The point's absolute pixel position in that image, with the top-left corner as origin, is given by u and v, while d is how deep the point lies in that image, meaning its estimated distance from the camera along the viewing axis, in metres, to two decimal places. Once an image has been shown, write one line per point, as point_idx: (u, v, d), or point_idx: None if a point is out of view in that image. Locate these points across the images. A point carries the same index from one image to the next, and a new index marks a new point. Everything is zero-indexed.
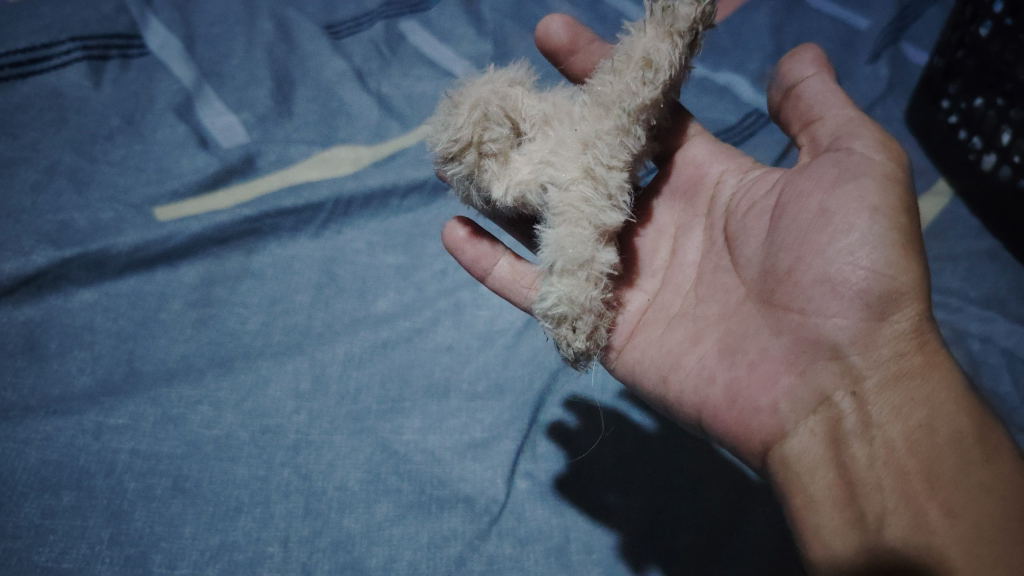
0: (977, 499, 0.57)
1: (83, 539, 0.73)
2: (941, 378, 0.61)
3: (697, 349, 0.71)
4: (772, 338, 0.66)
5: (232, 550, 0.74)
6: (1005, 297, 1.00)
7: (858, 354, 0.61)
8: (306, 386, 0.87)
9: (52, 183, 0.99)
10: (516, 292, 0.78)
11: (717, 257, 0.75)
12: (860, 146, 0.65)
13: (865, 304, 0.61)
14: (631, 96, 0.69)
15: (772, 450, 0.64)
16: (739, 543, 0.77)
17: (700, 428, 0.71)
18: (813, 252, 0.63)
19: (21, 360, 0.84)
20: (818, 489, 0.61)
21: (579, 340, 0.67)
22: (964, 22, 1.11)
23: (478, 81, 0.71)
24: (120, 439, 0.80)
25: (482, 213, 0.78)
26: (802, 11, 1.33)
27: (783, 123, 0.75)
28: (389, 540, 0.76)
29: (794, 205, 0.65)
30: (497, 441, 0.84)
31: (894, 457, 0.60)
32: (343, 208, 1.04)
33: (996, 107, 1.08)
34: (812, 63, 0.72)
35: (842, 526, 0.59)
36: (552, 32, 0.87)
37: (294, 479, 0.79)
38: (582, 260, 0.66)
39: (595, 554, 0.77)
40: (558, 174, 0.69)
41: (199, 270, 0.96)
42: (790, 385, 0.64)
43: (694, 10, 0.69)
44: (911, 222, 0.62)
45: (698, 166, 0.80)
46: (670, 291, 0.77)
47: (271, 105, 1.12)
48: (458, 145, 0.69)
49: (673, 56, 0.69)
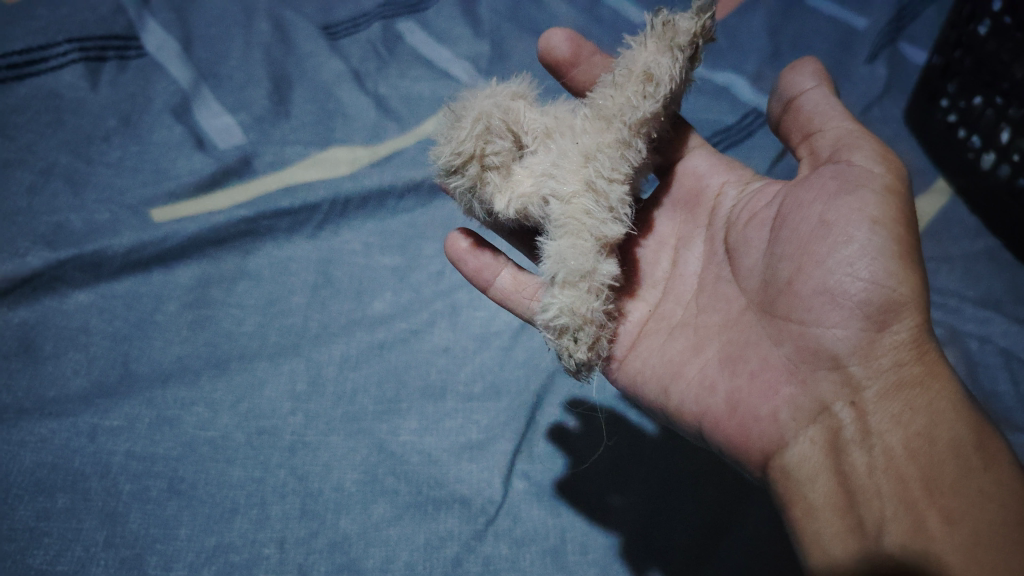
0: (977, 505, 0.56)
1: (77, 541, 0.73)
2: (941, 387, 0.61)
3: (699, 358, 0.72)
4: (773, 347, 0.66)
5: (228, 552, 0.74)
6: (1003, 297, 1.00)
7: (858, 363, 0.61)
8: (302, 387, 0.86)
9: (48, 185, 0.99)
10: (517, 303, 0.77)
11: (718, 267, 0.75)
12: (860, 158, 0.65)
13: (866, 313, 0.60)
14: (633, 109, 0.70)
15: (773, 459, 0.64)
16: (735, 543, 0.77)
17: (701, 437, 0.71)
18: (812, 262, 0.63)
19: (16, 362, 0.84)
20: (818, 497, 0.61)
21: (581, 351, 0.66)
22: (961, 21, 1.11)
23: (479, 94, 0.71)
24: (116, 440, 0.80)
25: (485, 225, 0.78)
26: (799, 11, 1.33)
27: (783, 135, 0.76)
28: (386, 541, 0.76)
29: (794, 216, 0.66)
30: (494, 443, 0.84)
31: (894, 463, 0.59)
32: (339, 209, 1.03)
33: (995, 106, 1.07)
34: (812, 76, 0.73)
35: (842, 534, 0.59)
36: (554, 46, 0.87)
37: (290, 481, 0.79)
38: (584, 271, 0.66)
39: (592, 555, 0.77)
40: (559, 186, 0.69)
41: (195, 271, 0.96)
42: (790, 393, 0.64)
43: (693, 24, 0.71)
44: (911, 232, 0.62)
45: (699, 177, 0.81)
46: (672, 300, 0.77)
47: (267, 106, 1.12)
48: (461, 158, 0.69)
49: (674, 70, 0.70)
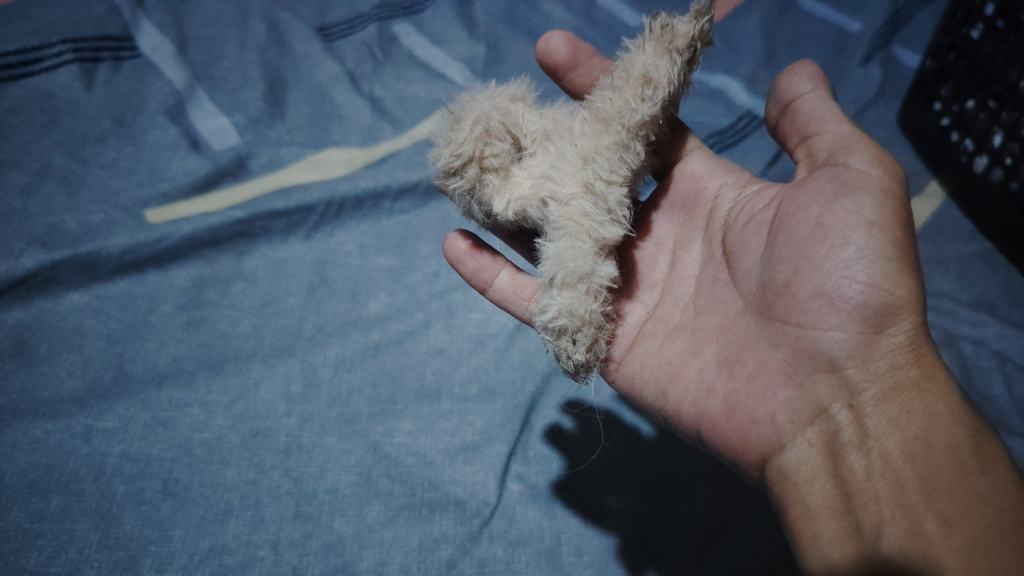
0: (975, 508, 0.56)
1: (71, 543, 0.73)
2: (938, 390, 0.61)
3: (696, 361, 0.71)
4: (770, 350, 0.66)
5: (223, 553, 0.74)
6: (996, 299, 1.01)
7: (855, 366, 0.62)
8: (296, 389, 0.86)
9: (43, 186, 0.99)
10: (516, 304, 0.78)
11: (715, 270, 0.75)
12: (857, 161, 0.65)
13: (862, 317, 0.61)
14: (631, 112, 0.70)
15: (771, 462, 0.64)
16: (730, 544, 0.77)
17: (699, 439, 0.71)
18: (810, 265, 0.63)
19: (9, 363, 0.84)
20: (816, 500, 0.61)
21: (579, 351, 0.67)
22: (955, 25, 1.11)
23: (478, 96, 0.72)
24: (110, 442, 0.79)
25: (484, 225, 0.78)
26: (794, 14, 1.33)
27: (780, 138, 0.75)
28: (381, 543, 0.76)
29: (792, 219, 0.65)
30: (489, 445, 0.84)
31: (891, 467, 0.60)
32: (335, 211, 1.03)
33: (988, 110, 1.08)
34: (809, 79, 0.72)
35: (841, 536, 0.59)
36: (553, 48, 0.87)
37: (285, 482, 0.79)
38: (582, 273, 0.66)
39: (587, 556, 0.77)
40: (558, 187, 0.69)
41: (190, 272, 0.96)
42: (787, 396, 0.64)
43: (692, 28, 0.70)
44: (907, 236, 0.62)
45: (697, 180, 0.80)
46: (670, 302, 0.76)
47: (262, 108, 1.12)
48: (460, 159, 0.69)
49: (672, 72, 0.70)
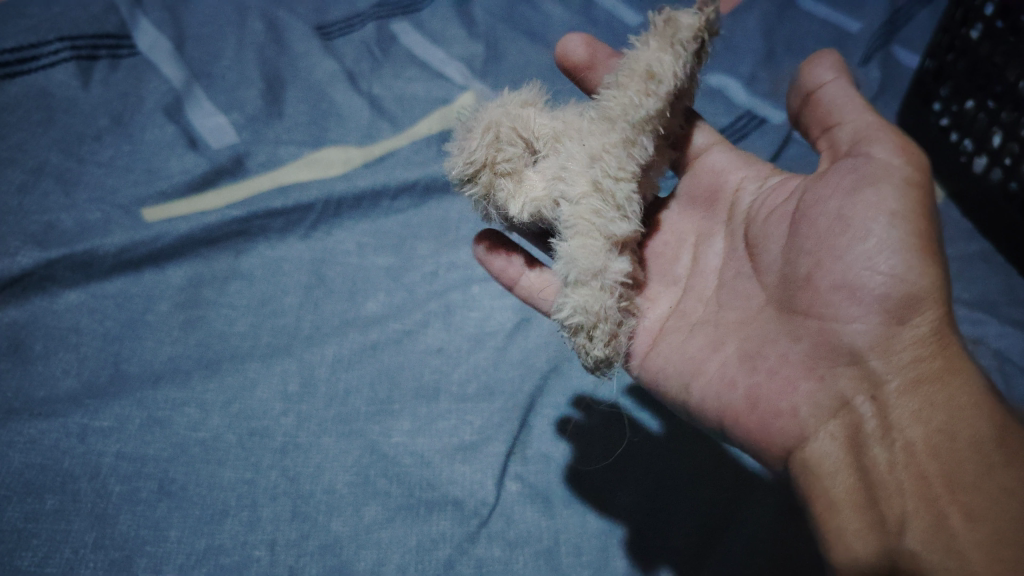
0: (999, 502, 0.55)
1: (66, 543, 0.72)
2: (962, 382, 0.61)
3: (718, 355, 0.70)
4: (791, 344, 0.65)
5: (219, 554, 0.73)
6: (996, 299, 1.00)
7: (878, 358, 0.61)
8: (294, 388, 0.86)
9: (39, 184, 0.98)
10: (541, 303, 0.78)
11: (737, 264, 0.74)
12: (879, 150, 0.63)
13: (884, 307, 0.60)
14: (635, 109, 0.69)
15: (794, 455, 0.64)
16: (734, 543, 0.77)
17: (722, 434, 0.70)
18: (831, 257, 0.62)
19: (5, 362, 0.83)
20: (839, 493, 0.60)
21: (598, 349, 0.67)
22: (955, 25, 1.11)
23: (490, 104, 0.73)
24: (106, 441, 0.79)
25: (510, 228, 0.79)
26: (792, 14, 1.33)
27: (802, 128, 0.73)
28: (378, 543, 0.75)
29: (812, 212, 0.65)
30: (487, 445, 0.83)
31: (914, 460, 0.59)
32: (333, 210, 1.03)
33: (987, 110, 1.07)
34: (830, 67, 0.70)
35: (863, 530, 0.58)
36: (570, 50, 0.87)
37: (282, 482, 0.78)
38: (595, 270, 0.66)
39: (586, 557, 0.76)
40: (569, 188, 0.69)
41: (187, 271, 0.95)
42: (810, 390, 0.63)
43: (697, 20, 0.69)
44: (932, 226, 0.61)
45: (717, 173, 0.80)
46: (693, 297, 0.77)
47: (260, 106, 1.12)
48: (472, 167, 0.70)
49: (677, 66, 0.69)
